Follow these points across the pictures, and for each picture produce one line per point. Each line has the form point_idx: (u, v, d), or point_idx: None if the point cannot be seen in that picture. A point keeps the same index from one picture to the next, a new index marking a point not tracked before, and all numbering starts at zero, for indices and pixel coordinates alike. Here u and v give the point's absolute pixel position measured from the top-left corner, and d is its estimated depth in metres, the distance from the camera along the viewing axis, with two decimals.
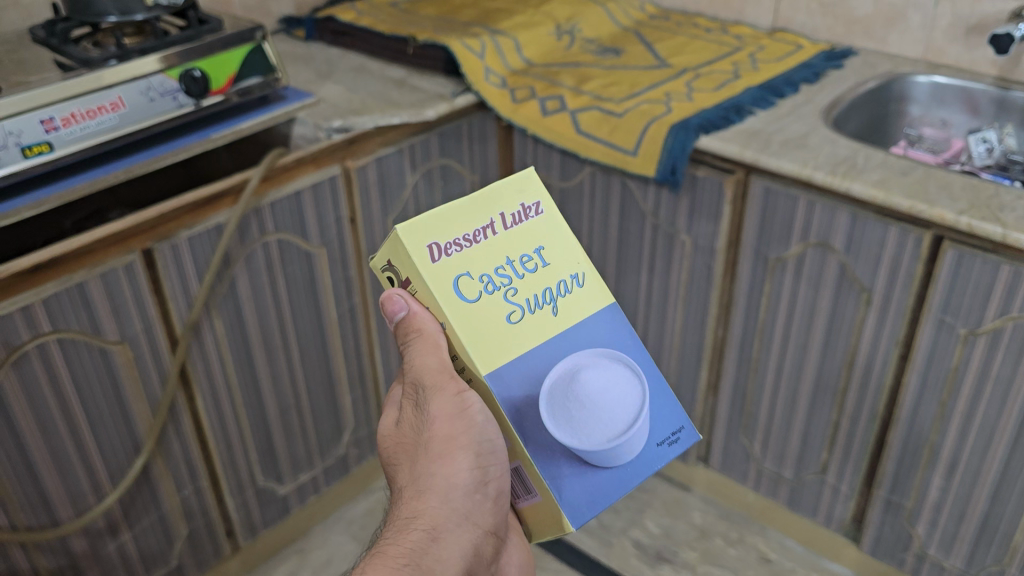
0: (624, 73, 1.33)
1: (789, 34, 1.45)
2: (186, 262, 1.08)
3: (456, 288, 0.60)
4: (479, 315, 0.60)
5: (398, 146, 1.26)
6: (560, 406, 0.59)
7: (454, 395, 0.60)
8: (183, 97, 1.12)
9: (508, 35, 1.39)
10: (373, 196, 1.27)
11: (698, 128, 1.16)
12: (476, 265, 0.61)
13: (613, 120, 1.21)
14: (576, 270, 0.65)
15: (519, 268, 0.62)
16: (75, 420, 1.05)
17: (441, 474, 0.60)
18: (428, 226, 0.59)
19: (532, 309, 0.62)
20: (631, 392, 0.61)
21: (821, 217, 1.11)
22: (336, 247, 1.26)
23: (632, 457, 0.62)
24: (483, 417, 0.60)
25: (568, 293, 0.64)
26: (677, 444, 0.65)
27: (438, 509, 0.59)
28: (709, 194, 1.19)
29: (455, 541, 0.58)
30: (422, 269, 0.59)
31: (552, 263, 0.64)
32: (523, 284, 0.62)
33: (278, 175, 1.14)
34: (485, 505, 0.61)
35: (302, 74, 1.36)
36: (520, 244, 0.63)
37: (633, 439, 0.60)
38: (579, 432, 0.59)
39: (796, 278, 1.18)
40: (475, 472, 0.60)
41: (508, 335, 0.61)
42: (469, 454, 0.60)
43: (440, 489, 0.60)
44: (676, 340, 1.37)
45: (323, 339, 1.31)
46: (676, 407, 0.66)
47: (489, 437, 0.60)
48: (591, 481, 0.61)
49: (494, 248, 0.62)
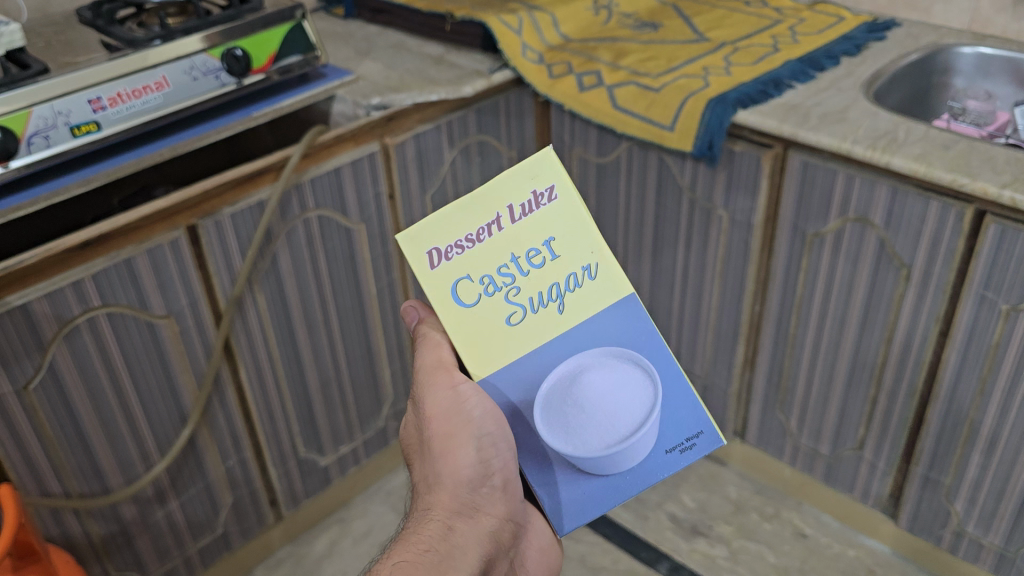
0: (660, 48, 1.32)
1: (831, 6, 1.43)
2: (229, 238, 1.11)
3: (454, 293, 0.61)
4: (476, 318, 0.62)
5: (436, 123, 1.27)
6: (558, 411, 0.63)
7: (448, 388, 0.64)
8: (225, 76, 1.14)
9: (546, 10, 1.39)
10: (412, 172, 1.28)
11: (735, 102, 1.15)
12: (476, 267, 0.61)
13: (650, 96, 1.21)
14: (588, 262, 0.62)
15: (524, 264, 0.61)
16: (124, 391, 1.08)
17: (448, 467, 0.65)
18: (427, 233, 0.60)
19: (535, 309, 0.62)
20: (633, 401, 0.63)
21: (861, 190, 1.10)
22: (375, 223, 1.27)
23: (632, 465, 0.63)
24: (479, 411, 0.62)
25: (578, 287, 0.62)
26: (692, 451, 0.64)
27: (448, 501, 0.64)
28: (746, 168, 1.19)
29: (470, 528, 0.63)
30: (421, 275, 0.61)
31: (562, 255, 0.61)
32: (528, 281, 0.61)
33: (318, 153, 1.15)
34: (495, 495, 0.65)
35: (341, 51, 1.37)
36: (527, 238, 0.61)
37: (630, 449, 0.62)
38: (573, 440, 0.62)
39: (834, 252, 1.17)
40: (479, 463, 0.64)
41: (505, 337, 0.62)
42: (471, 448, 0.64)
43: (450, 483, 0.65)
44: (713, 315, 1.36)
45: (363, 313, 1.33)
46: (698, 411, 0.64)
47: (487, 430, 0.63)
48: (587, 487, 0.64)
49: (497, 246, 0.61)
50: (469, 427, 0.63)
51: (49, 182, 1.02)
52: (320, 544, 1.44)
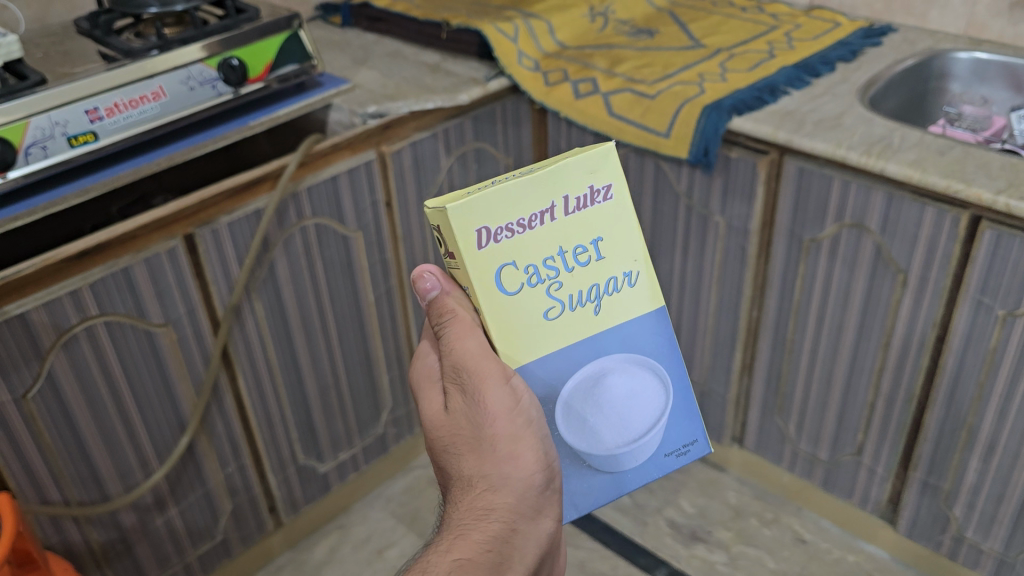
0: (656, 54, 1.32)
1: (827, 11, 1.43)
2: (226, 246, 1.11)
3: (497, 277, 0.60)
4: (516, 308, 0.61)
5: (433, 130, 1.28)
6: (577, 407, 0.64)
7: (509, 384, 0.59)
8: (221, 85, 1.14)
9: (542, 18, 1.39)
10: (409, 180, 1.29)
11: (730, 109, 1.15)
12: (524, 256, 0.60)
13: (646, 102, 1.21)
14: (631, 269, 0.63)
15: (570, 260, 0.62)
16: (123, 399, 1.09)
17: (509, 468, 0.59)
18: (481, 210, 0.58)
19: (573, 307, 0.63)
20: (645, 406, 0.65)
21: (857, 196, 1.10)
22: (372, 231, 1.28)
23: (636, 465, 0.65)
24: (536, 413, 0.60)
25: (616, 291, 0.63)
26: (685, 456, 0.67)
27: (511, 501, 0.58)
28: (743, 174, 1.19)
29: (532, 530, 0.59)
30: (466, 254, 0.58)
31: (607, 257, 0.62)
32: (571, 277, 0.62)
33: (315, 161, 1.16)
34: (551, 497, 0.61)
35: (338, 60, 1.38)
36: (576, 234, 0.61)
37: (636, 449, 0.65)
38: (587, 437, 0.64)
39: (831, 258, 1.17)
40: (543, 466, 0.60)
41: (542, 330, 0.62)
42: (537, 449, 0.60)
43: (514, 484, 0.59)
44: (710, 322, 1.36)
45: (361, 320, 1.33)
46: (696, 420, 0.67)
47: (544, 432, 0.61)
48: (590, 485, 0.65)
49: (547, 237, 0.60)
50: (530, 428, 0.60)
51: (46, 192, 1.03)
52: (319, 551, 1.44)
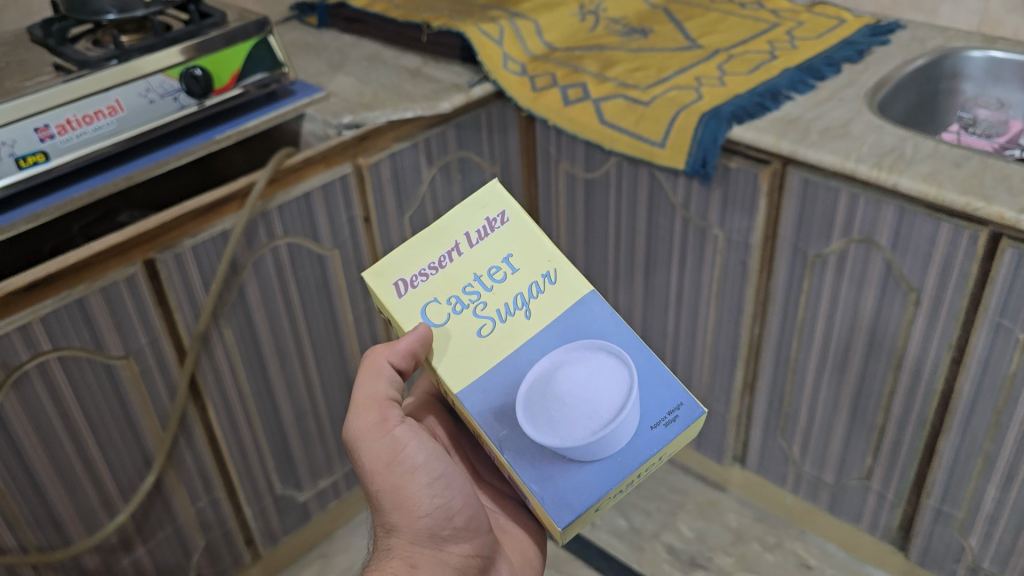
0: (650, 56, 1.24)
1: (830, 7, 1.35)
2: (191, 271, 1.04)
3: (424, 314, 0.70)
4: (448, 334, 0.70)
5: (413, 140, 1.20)
6: (539, 408, 0.68)
7: (389, 440, 0.73)
8: (184, 97, 1.06)
9: (528, 18, 1.31)
10: (388, 194, 1.21)
11: (730, 117, 1.08)
12: (441, 290, 0.71)
13: (640, 109, 1.13)
14: (546, 269, 0.72)
15: (487, 281, 0.71)
16: (82, 437, 1.01)
17: (402, 514, 0.73)
18: (393, 267, 0.71)
19: (503, 318, 0.71)
20: (610, 385, 0.69)
21: (865, 210, 1.03)
22: (350, 249, 1.20)
23: (621, 445, 0.68)
24: (422, 457, 0.73)
25: (540, 293, 0.71)
26: (676, 422, 0.70)
27: (407, 540, 0.74)
28: (744, 186, 1.11)
29: (429, 559, 0.74)
30: (393, 304, 0.70)
31: (521, 268, 0.72)
32: (493, 295, 0.71)
33: (285, 177, 1.09)
34: (451, 528, 0.74)
35: (313, 66, 1.29)
36: (486, 259, 0.71)
37: (616, 429, 0.67)
38: (560, 433, 0.67)
39: (837, 274, 1.10)
40: (430, 505, 0.73)
41: (479, 347, 0.70)
42: (421, 490, 0.73)
43: (407, 528, 0.73)
44: (709, 339, 1.29)
45: (340, 343, 1.26)
46: (673, 387, 0.71)
47: (439, 471, 0.73)
48: (582, 478, 0.68)
49: (459, 269, 0.71)
50: (414, 473, 0.73)
51: None
52: None
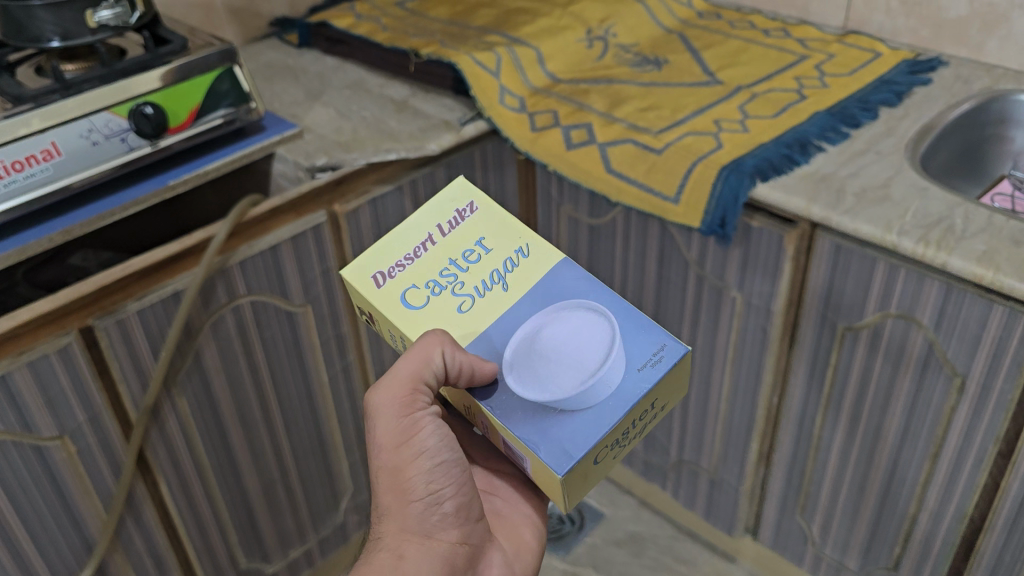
0: (663, 93, 1.11)
1: (864, 38, 1.23)
2: (137, 337, 0.92)
3: (403, 301, 0.68)
4: (430, 317, 0.68)
5: (396, 183, 1.07)
6: (525, 369, 0.66)
7: (402, 418, 0.69)
8: (133, 138, 0.94)
9: (528, 45, 1.17)
10: (368, 242, 1.08)
11: (754, 172, 0.95)
12: (419, 276, 0.69)
13: (650, 158, 1.00)
14: (518, 245, 0.71)
15: (463, 263, 0.69)
16: (9, 528, 0.89)
17: (396, 496, 0.70)
18: (369, 262, 0.69)
19: (483, 293, 0.69)
20: (593, 335, 0.66)
21: (906, 284, 0.90)
22: (325, 304, 1.08)
23: (611, 390, 0.64)
24: (431, 442, 0.69)
25: (516, 267, 0.70)
26: (662, 362, 0.66)
27: (398, 529, 0.70)
28: (766, 247, 0.99)
29: (419, 551, 0.70)
30: (371, 296, 0.68)
31: (495, 247, 0.70)
32: (470, 275, 0.69)
33: (248, 229, 0.96)
34: (445, 521, 0.71)
35: (288, 94, 1.16)
36: (460, 243, 0.70)
37: (601, 373, 0.64)
38: (546, 388, 0.64)
39: (870, 352, 0.98)
40: (430, 493, 0.69)
41: (463, 324, 0.68)
42: (422, 477, 0.69)
43: (399, 515, 0.70)
44: (722, 407, 1.17)
45: (313, 403, 1.14)
46: (651, 330, 0.68)
47: (443, 457, 0.70)
48: (575, 429, 0.63)
49: (434, 256, 0.69)
50: (419, 459, 0.69)
51: None
52: None
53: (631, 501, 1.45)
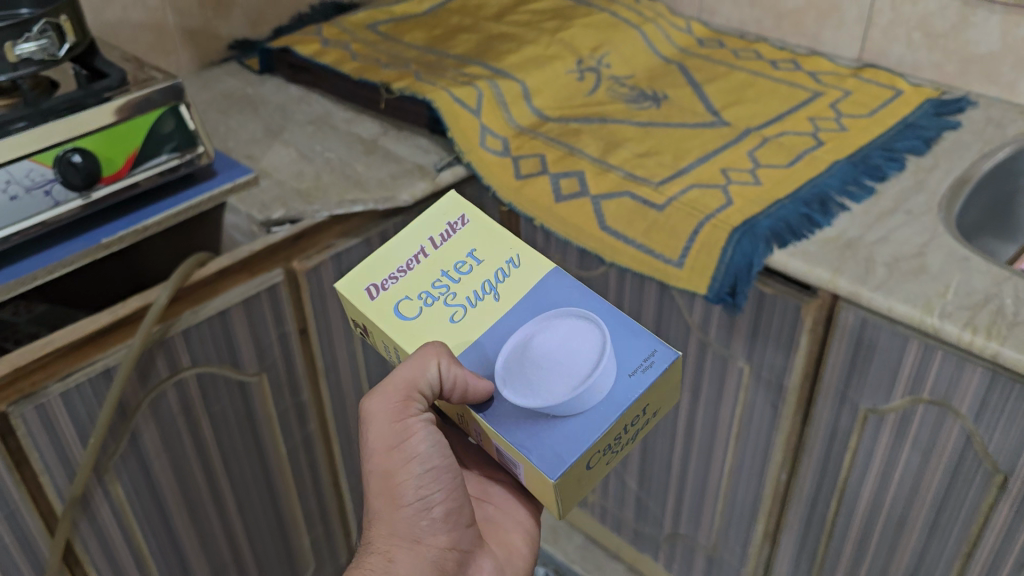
0: (664, 135, 1.00)
1: (882, 73, 1.13)
2: (61, 421, 0.78)
3: (394, 311, 0.65)
4: (423, 328, 0.65)
5: (364, 235, 0.95)
6: (517, 375, 0.62)
7: (396, 424, 0.64)
8: (60, 190, 0.80)
9: (513, 78, 1.06)
10: (333, 301, 0.96)
11: (769, 236, 0.84)
12: (411, 288, 0.66)
13: (651, 215, 0.89)
14: (509, 255, 0.67)
15: (454, 274, 0.67)
16: None
17: (386, 499, 0.66)
18: (363, 275, 0.67)
19: (474, 302, 0.66)
20: (584, 342, 0.63)
21: (943, 369, 0.79)
22: (283, 371, 0.96)
23: (602, 396, 0.61)
24: (423, 447, 0.65)
25: (506, 277, 0.67)
26: (652, 368, 0.63)
27: (387, 532, 0.66)
28: (781, 318, 0.88)
29: (410, 555, 0.66)
30: (365, 309, 0.66)
31: (485, 259, 0.67)
32: (461, 285, 0.66)
33: (193, 293, 0.83)
34: (435, 525, 0.67)
35: (245, 129, 1.04)
36: (452, 255, 0.67)
37: (594, 379, 0.60)
38: (537, 395, 0.61)
39: (897, 437, 0.87)
40: (422, 495, 0.66)
41: (454, 334, 0.65)
42: (414, 482, 0.65)
43: (390, 519, 0.66)
44: (724, 481, 1.06)
45: (270, 478, 1.02)
46: (643, 335, 0.64)
47: (434, 463, 0.66)
48: (566, 435, 0.60)
49: (427, 269, 0.67)
50: (411, 462, 0.65)
51: None
52: None
53: (618, 566, 1.35)
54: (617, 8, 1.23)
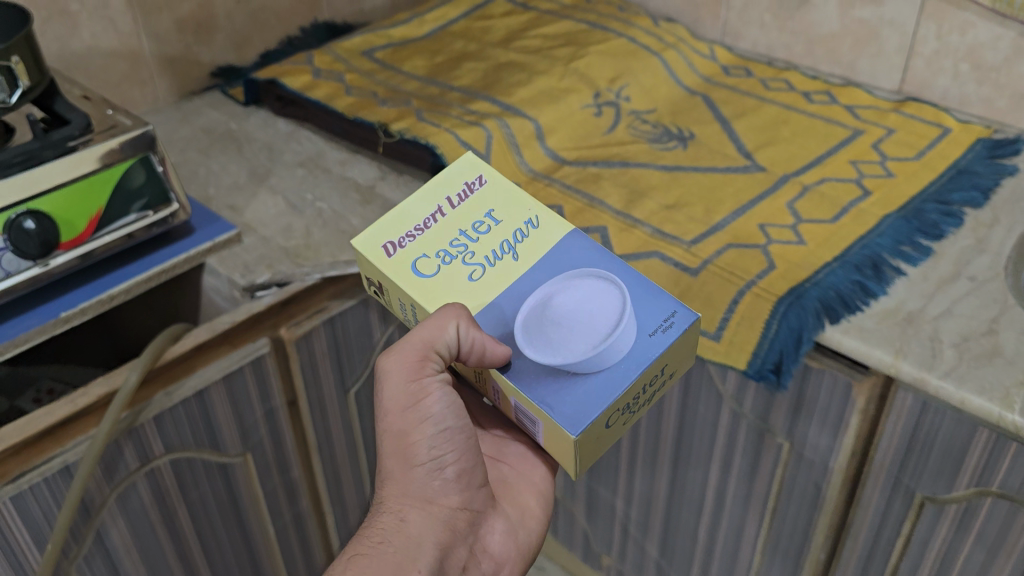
0: (693, 182, 0.91)
1: (926, 107, 1.03)
2: (13, 528, 0.68)
3: (413, 269, 0.60)
4: (442, 287, 0.60)
5: (361, 296, 0.85)
6: (534, 331, 0.57)
7: (412, 384, 0.58)
8: (11, 258, 0.69)
9: (525, 116, 0.96)
10: (325, 369, 0.86)
11: (819, 308, 0.74)
12: (428, 246, 0.61)
13: (684, 280, 0.79)
14: (527, 217, 0.63)
15: (473, 234, 0.62)
16: None
17: (398, 459, 0.60)
18: (379, 232, 0.62)
19: (493, 262, 0.61)
20: (603, 298, 0.58)
21: (1017, 463, 0.69)
22: (269, 448, 0.85)
23: (621, 353, 0.56)
24: (439, 408, 0.59)
25: (525, 238, 0.62)
26: (673, 329, 0.58)
27: (399, 491, 0.60)
28: (830, 396, 0.78)
29: (423, 517, 0.60)
30: (381, 267, 0.61)
31: (503, 220, 0.63)
32: (480, 244, 0.62)
33: (166, 374, 0.73)
34: (449, 486, 0.60)
35: (228, 172, 0.94)
36: (470, 215, 0.63)
37: (614, 335, 0.56)
38: (555, 349, 0.56)
39: (959, 530, 0.77)
40: (436, 456, 0.59)
41: (473, 294, 0.60)
42: (429, 443, 0.59)
43: (402, 477, 0.60)
44: (757, 558, 0.97)
45: (257, 561, 0.92)
46: (662, 297, 0.60)
47: (450, 423, 0.59)
48: (585, 392, 0.55)
49: (445, 227, 0.62)
50: (426, 422, 0.59)
51: None
52: None
53: None
54: (636, 32, 1.13)
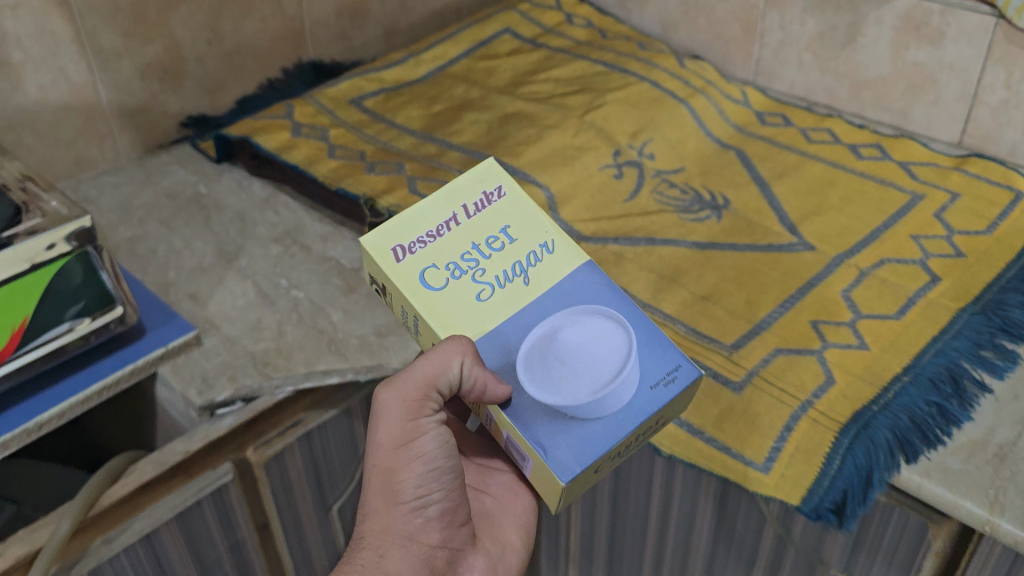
0: (731, 265, 0.78)
1: (994, 165, 0.90)
2: None
3: (420, 280, 0.49)
4: (449, 308, 0.49)
5: (343, 406, 0.73)
6: (534, 365, 0.48)
7: (408, 420, 0.50)
8: None
9: (536, 183, 0.83)
10: (302, 488, 0.74)
11: (890, 444, 0.61)
12: (438, 255, 0.50)
13: (726, 398, 0.66)
14: (546, 239, 0.52)
15: (487, 249, 0.51)
16: None
17: (381, 494, 0.51)
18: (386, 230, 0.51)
19: (506, 284, 0.50)
20: (609, 337, 0.49)
21: None
22: None
23: (620, 403, 0.47)
24: (432, 445, 0.50)
25: (543, 263, 0.51)
26: (676, 384, 0.48)
27: (378, 525, 0.51)
28: (896, 532, 0.63)
29: (404, 557, 0.51)
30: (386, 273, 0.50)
31: (520, 239, 0.52)
32: (494, 264, 0.51)
33: (104, 519, 0.61)
34: (431, 523, 0.52)
35: (192, 248, 0.81)
36: (485, 226, 0.52)
37: (613, 385, 0.46)
38: (550, 388, 0.47)
39: None
40: (423, 494, 0.51)
41: (480, 320, 0.49)
42: (418, 479, 0.50)
43: (384, 511, 0.51)
44: None
45: None
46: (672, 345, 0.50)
47: (441, 461, 0.51)
48: (578, 439, 0.46)
49: (458, 238, 0.51)
50: (417, 457, 0.50)
51: None
52: None
53: None
54: (659, 75, 1.01)
